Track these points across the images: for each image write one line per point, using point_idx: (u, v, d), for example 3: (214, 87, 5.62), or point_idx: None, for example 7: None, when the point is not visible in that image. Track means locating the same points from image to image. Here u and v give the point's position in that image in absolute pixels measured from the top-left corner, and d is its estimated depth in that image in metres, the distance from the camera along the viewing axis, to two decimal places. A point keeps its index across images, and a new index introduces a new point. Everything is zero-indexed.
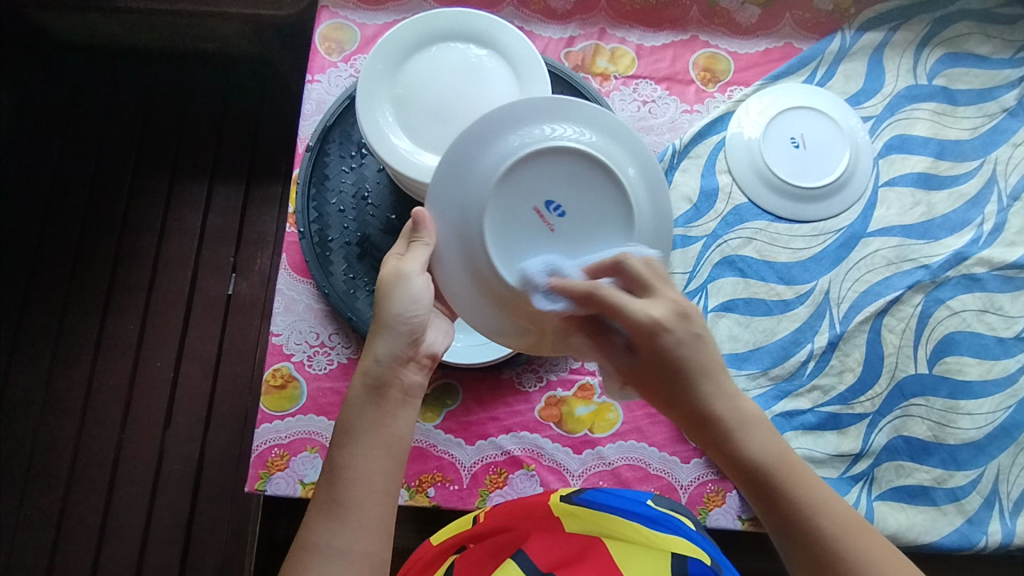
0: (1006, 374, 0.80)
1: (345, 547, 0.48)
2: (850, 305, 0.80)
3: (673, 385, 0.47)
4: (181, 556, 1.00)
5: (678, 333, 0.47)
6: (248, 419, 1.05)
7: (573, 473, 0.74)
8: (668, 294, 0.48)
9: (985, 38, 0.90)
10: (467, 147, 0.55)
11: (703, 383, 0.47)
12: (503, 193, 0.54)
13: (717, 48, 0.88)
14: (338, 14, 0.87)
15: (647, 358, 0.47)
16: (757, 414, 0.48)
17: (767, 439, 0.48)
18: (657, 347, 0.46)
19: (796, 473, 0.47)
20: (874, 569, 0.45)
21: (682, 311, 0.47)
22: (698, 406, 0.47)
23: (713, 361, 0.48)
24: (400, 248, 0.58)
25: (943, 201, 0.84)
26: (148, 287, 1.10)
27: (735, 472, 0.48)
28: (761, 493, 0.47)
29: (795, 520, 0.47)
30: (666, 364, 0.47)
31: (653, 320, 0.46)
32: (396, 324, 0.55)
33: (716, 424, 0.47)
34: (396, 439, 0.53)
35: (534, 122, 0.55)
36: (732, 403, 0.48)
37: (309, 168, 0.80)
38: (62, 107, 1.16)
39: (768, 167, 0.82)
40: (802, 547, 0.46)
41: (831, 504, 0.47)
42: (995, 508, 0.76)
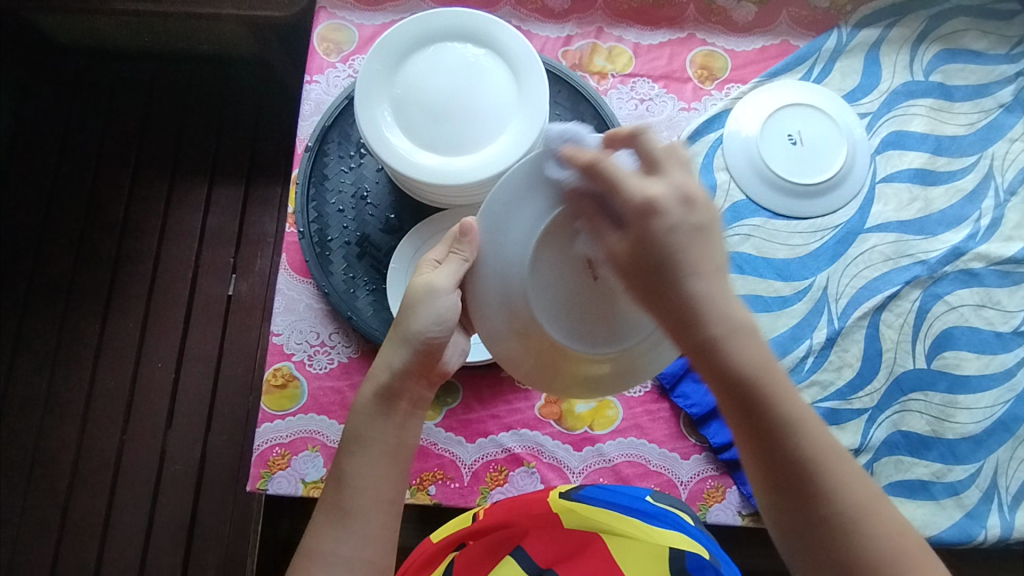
0: (1004, 368, 0.80)
1: (350, 555, 0.49)
2: (848, 301, 0.80)
3: (663, 277, 0.45)
4: (183, 556, 1.00)
5: (673, 216, 0.45)
6: (249, 420, 1.05)
7: (573, 470, 0.74)
8: (678, 176, 0.47)
9: (981, 34, 0.90)
10: (527, 179, 0.51)
11: (692, 281, 0.44)
12: (551, 236, 0.50)
13: (714, 46, 0.89)
14: (336, 15, 0.87)
15: (638, 244, 0.45)
16: (750, 323, 0.45)
17: (754, 353, 0.45)
18: (648, 228, 0.45)
19: (782, 389, 0.46)
20: (845, 495, 0.45)
21: (685, 196, 0.46)
22: (685, 302, 0.45)
23: (711, 256, 0.45)
24: (437, 255, 0.57)
25: (941, 196, 0.84)
26: (148, 289, 1.10)
27: (717, 384, 0.45)
28: (744, 407, 0.45)
29: (772, 438, 0.45)
30: (658, 250, 0.45)
31: (648, 199, 0.45)
32: (416, 339, 0.55)
33: (701, 328, 0.45)
34: (403, 448, 0.54)
35: (607, 164, 0.51)
36: (719, 306, 0.45)
37: (309, 169, 0.80)
38: (61, 110, 1.16)
39: (766, 164, 0.83)
40: (774, 470, 0.46)
41: (811, 420, 0.46)
42: (993, 502, 0.77)
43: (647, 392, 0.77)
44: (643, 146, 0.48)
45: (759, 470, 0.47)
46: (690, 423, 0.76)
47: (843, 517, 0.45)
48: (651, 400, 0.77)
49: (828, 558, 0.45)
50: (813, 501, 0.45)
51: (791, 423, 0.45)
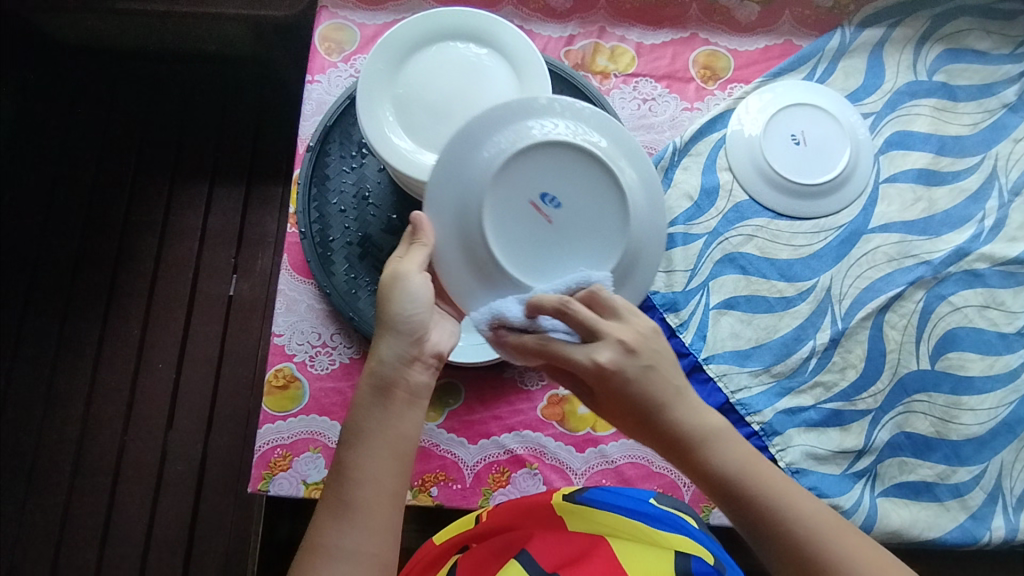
0: (1008, 369, 0.80)
1: (354, 548, 0.48)
2: (852, 302, 0.80)
3: (636, 415, 0.48)
4: (184, 558, 1.00)
5: (627, 371, 0.47)
6: (251, 421, 1.05)
7: (576, 471, 0.74)
8: (616, 330, 0.48)
9: (985, 34, 0.90)
10: (469, 137, 0.56)
11: (666, 413, 0.48)
12: (499, 184, 0.54)
13: (717, 46, 0.88)
14: (337, 15, 0.87)
15: (606, 395, 0.49)
16: (725, 428, 0.49)
17: (735, 454, 0.48)
18: (610, 389, 0.48)
19: (773, 484, 0.47)
20: (864, 573, 0.44)
21: (629, 346, 0.48)
22: (665, 426, 0.48)
23: (667, 385, 0.48)
24: (399, 250, 0.57)
25: (944, 197, 0.84)
26: (149, 289, 1.10)
27: (713, 489, 0.48)
28: (743, 509, 0.47)
29: (777, 531, 0.46)
30: (625, 402, 0.48)
31: (599, 365, 0.47)
32: (397, 325, 0.53)
33: (685, 447, 0.48)
34: (404, 439, 0.51)
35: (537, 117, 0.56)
36: (695, 423, 0.48)
37: (310, 169, 0.79)
38: (61, 110, 1.16)
39: (769, 164, 0.82)
40: (791, 561, 0.45)
41: (814, 518, 0.46)
42: (998, 504, 0.76)
43: None
44: (571, 315, 0.48)
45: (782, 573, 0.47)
46: None
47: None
48: None
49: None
50: None
51: (786, 523, 0.46)
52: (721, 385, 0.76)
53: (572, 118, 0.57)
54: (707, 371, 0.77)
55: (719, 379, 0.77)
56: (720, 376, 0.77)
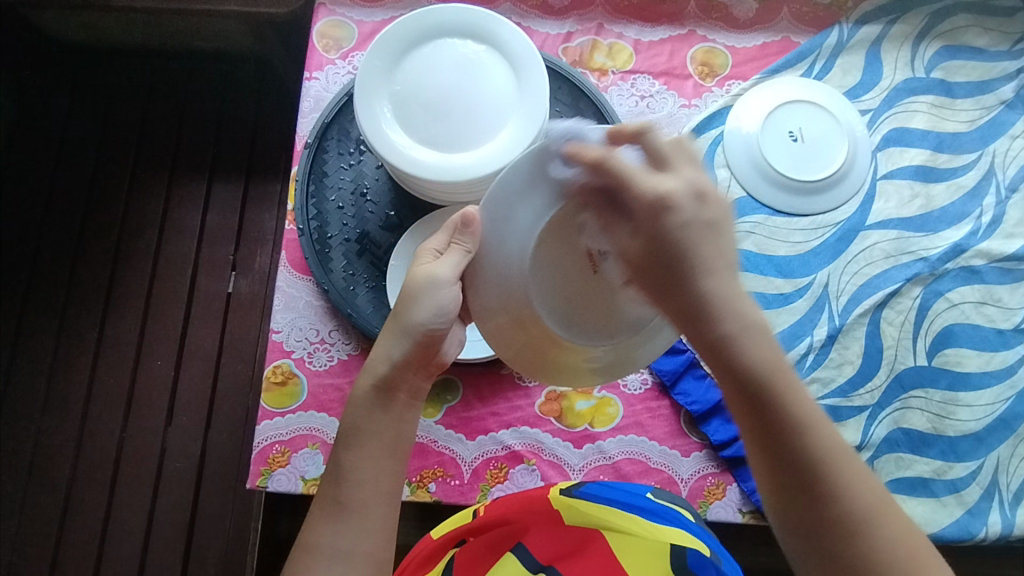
0: (1005, 365, 0.80)
1: (349, 548, 0.49)
2: (849, 298, 0.80)
3: (670, 272, 0.45)
4: (183, 554, 1.00)
5: (686, 213, 0.45)
6: (249, 417, 1.05)
7: (574, 467, 0.74)
8: (685, 174, 0.47)
9: (982, 30, 0.90)
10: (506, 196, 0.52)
11: (704, 277, 0.44)
12: (551, 231, 0.50)
13: (715, 43, 0.88)
14: (335, 11, 0.87)
15: (650, 234, 0.45)
16: (760, 321, 0.45)
17: (764, 350, 0.45)
18: (661, 224, 0.45)
19: (789, 391, 0.45)
20: (853, 494, 0.45)
21: (701, 194, 0.46)
22: (696, 297, 0.45)
23: (724, 251, 0.45)
24: (438, 244, 0.55)
25: (941, 193, 0.84)
26: (147, 285, 1.10)
27: (725, 379, 0.45)
28: (751, 404, 0.45)
29: (774, 427, 0.45)
30: (671, 240, 0.45)
31: (665, 194, 0.45)
32: (417, 330, 0.53)
33: (716, 325, 0.45)
34: (400, 442, 0.52)
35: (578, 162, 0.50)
36: (734, 304, 0.45)
37: (308, 165, 0.80)
38: (60, 106, 1.16)
39: (768, 161, 0.82)
40: (780, 470, 0.45)
41: (818, 418, 0.45)
42: (994, 499, 0.76)
43: (647, 389, 0.77)
44: (650, 142, 0.48)
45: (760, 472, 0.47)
46: (691, 420, 0.76)
47: (852, 519, 0.44)
48: (651, 398, 0.77)
49: (837, 560, 0.45)
50: (816, 497, 0.45)
51: (790, 428, 0.45)
52: None
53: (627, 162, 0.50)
54: (703, 367, 0.77)
55: None
56: None
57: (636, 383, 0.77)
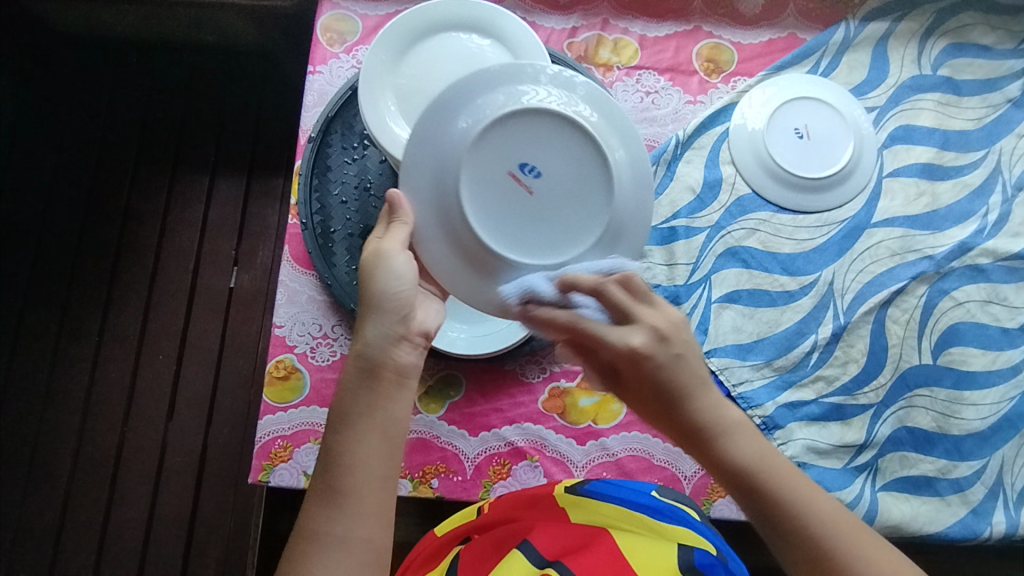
0: (1011, 364, 0.80)
1: (345, 534, 0.48)
2: (854, 296, 0.80)
3: (661, 403, 0.49)
4: (184, 549, 1.00)
5: (658, 357, 0.48)
6: (251, 413, 1.05)
7: (577, 464, 0.74)
8: (649, 316, 0.50)
9: (989, 28, 0.89)
10: (430, 124, 0.54)
11: (688, 403, 0.49)
12: (478, 153, 0.53)
13: (720, 39, 0.88)
14: (339, 5, 0.87)
15: (632, 378, 0.50)
16: (741, 422, 0.50)
17: (752, 448, 0.49)
18: (638, 372, 0.49)
19: (785, 480, 0.48)
20: (874, 572, 0.45)
21: (661, 333, 0.49)
22: (687, 420, 0.49)
23: (695, 374, 0.49)
24: (379, 231, 0.56)
25: (947, 191, 0.84)
26: (150, 280, 1.10)
27: (727, 484, 0.49)
28: (753, 503, 0.48)
29: (779, 520, 0.47)
30: (650, 382, 0.49)
31: (632, 348, 0.48)
32: (384, 304, 0.52)
33: (704, 441, 0.49)
34: (392, 422, 0.51)
35: (494, 88, 0.54)
36: (714, 418, 0.49)
37: (312, 159, 0.79)
38: (63, 99, 1.15)
39: (773, 158, 0.82)
40: (800, 559, 0.47)
41: (823, 510, 0.47)
42: (998, 499, 0.76)
43: None
44: (608, 297, 0.50)
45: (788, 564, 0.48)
46: None
47: None
48: None
49: None
50: None
51: (796, 517, 0.47)
52: (724, 378, 0.76)
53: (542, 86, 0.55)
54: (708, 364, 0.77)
55: (721, 373, 0.76)
56: (721, 369, 0.77)
57: None
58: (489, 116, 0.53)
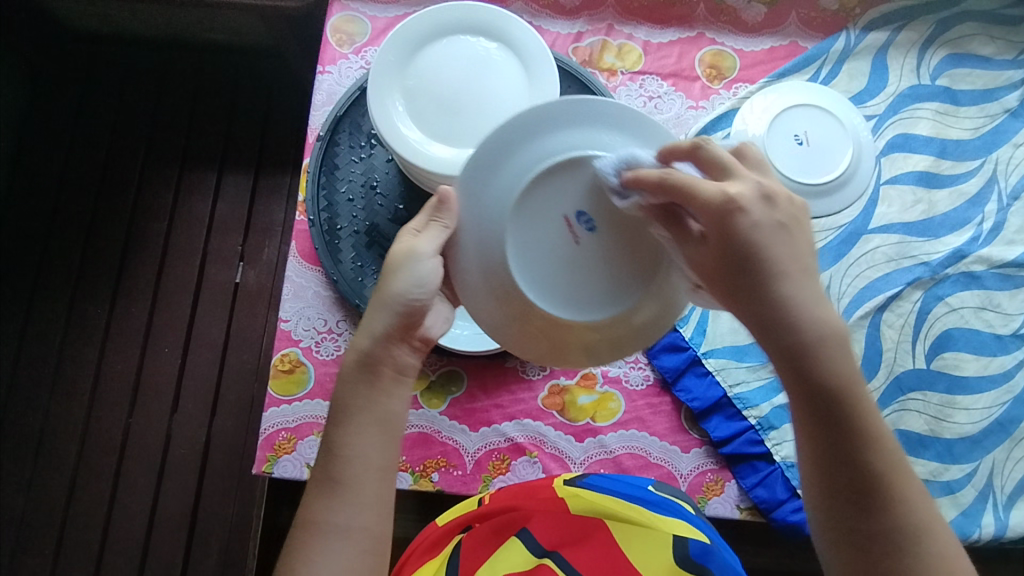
0: (1003, 370, 0.81)
1: (347, 525, 0.49)
2: (850, 300, 0.81)
3: (741, 275, 0.44)
4: (187, 537, 1.01)
5: (756, 213, 0.44)
6: (254, 406, 1.06)
7: (575, 460, 0.75)
8: (754, 176, 0.47)
9: (988, 39, 0.91)
10: (511, 137, 0.52)
11: (779, 283, 0.44)
12: (528, 201, 0.52)
13: (723, 46, 0.90)
14: (349, 7, 0.88)
15: (717, 239, 0.45)
16: (841, 329, 0.45)
17: (844, 359, 0.45)
18: (728, 226, 0.44)
19: (864, 397, 0.45)
20: (910, 510, 0.44)
21: (766, 194, 0.46)
22: (775, 305, 0.44)
23: (796, 254, 0.45)
24: (417, 224, 0.55)
25: (944, 199, 0.85)
26: (157, 273, 1.12)
27: (801, 389, 0.45)
28: (828, 412, 0.44)
29: (843, 431, 0.44)
30: (744, 247, 0.44)
31: (730, 196, 0.44)
32: (397, 303, 0.52)
33: (790, 334, 0.44)
34: (391, 418, 0.52)
35: (579, 126, 0.52)
36: (813, 308, 0.44)
37: (320, 157, 0.81)
38: (75, 94, 1.17)
39: (774, 163, 0.81)
40: (836, 468, 0.45)
41: (883, 433, 0.45)
42: (988, 501, 0.77)
43: (649, 385, 0.78)
44: (706, 153, 0.48)
45: (813, 474, 0.46)
46: (691, 416, 0.77)
47: (907, 532, 0.44)
48: (653, 394, 0.78)
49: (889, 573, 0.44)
50: (880, 505, 0.44)
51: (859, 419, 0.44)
52: (720, 379, 0.78)
53: (609, 128, 0.52)
54: (705, 365, 0.78)
55: (718, 373, 0.78)
56: (717, 370, 0.78)
57: (638, 379, 0.78)
58: (559, 158, 0.51)
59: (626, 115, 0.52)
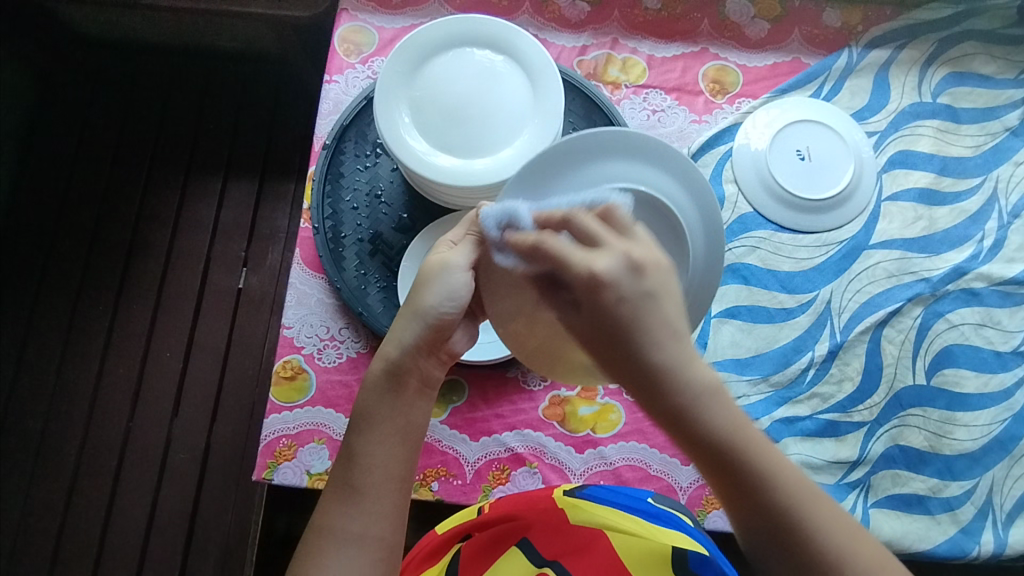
0: (1003, 388, 0.81)
1: (361, 531, 0.50)
2: (851, 315, 0.81)
3: (618, 347, 0.44)
4: (185, 543, 1.01)
5: (622, 287, 0.43)
6: (254, 412, 1.06)
7: (574, 471, 0.75)
8: (625, 244, 0.45)
9: (990, 58, 0.92)
10: (556, 161, 0.53)
11: (651, 351, 0.43)
12: (573, 223, 0.53)
13: (727, 61, 0.90)
14: (357, 17, 0.89)
15: (592, 317, 0.44)
16: (715, 383, 0.44)
17: (725, 413, 0.44)
18: (596, 300, 0.44)
19: (756, 446, 0.45)
20: (829, 535, 0.45)
21: (634, 263, 0.44)
22: (643, 373, 0.44)
23: (665, 318, 0.44)
24: (454, 237, 0.57)
25: (945, 216, 0.86)
26: (160, 278, 1.12)
27: (693, 449, 0.45)
28: (722, 471, 0.45)
29: (739, 488, 0.45)
30: (613, 319, 0.43)
31: (595, 274, 0.43)
32: (428, 315, 0.53)
33: (670, 399, 0.44)
34: (413, 428, 0.53)
35: (622, 159, 0.55)
36: (686, 373, 0.43)
37: (325, 166, 0.81)
38: (82, 98, 1.18)
39: (775, 179, 0.84)
40: (750, 522, 0.45)
41: (787, 473, 0.45)
42: (988, 519, 0.77)
43: None
44: (580, 225, 0.46)
45: (738, 525, 0.47)
46: None
47: (831, 559, 0.44)
48: None
49: None
50: (795, 546, 0.44)
51: (757, 477, 0.44)
52: None
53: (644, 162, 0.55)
54: None
55: None
56: None
57: None
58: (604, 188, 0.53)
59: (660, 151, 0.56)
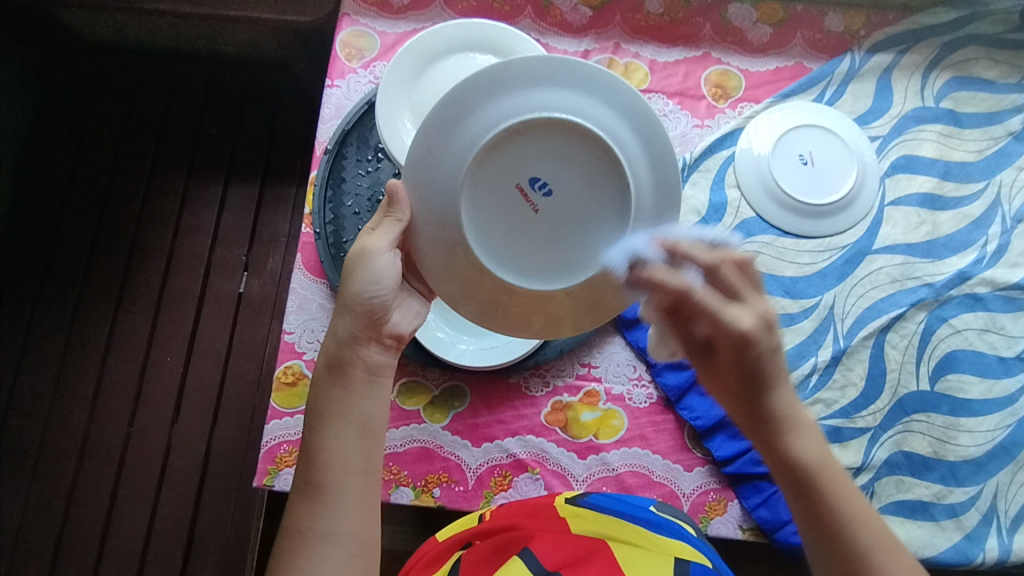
0: (1006, 393, 0.81)
1: (329, 529, 0.49)
2: (854, 321, 0.81)
3: (742, 380, 0.52)
4: (185, 549, 1.01)
5: (760, 340, 0.51)
6: (256, 417, 1.06)
7: (577, 477, 0.75)
8: (755, 303, 0.53)
9: (992, 63, 0.91)
10: (444, 121, 0.52)
11: (771, 389, 0.52)
12: (479, 174, 0.52)
13: (728, 65, 0.90)
14: (358, 22, 0.89)
15: (723, 356, 0.52)
16: (812, 424, 0.53)
17: (818, 450, 0.52)
18: (732, 346, 0.51)
19: (845, 488, 0.51)
20: None
21: (766, 322, 0.52)
22: (764, 405, 0.52)
23: (783, 369, 0.52)
24: (373, 222, 0.57)
25: (948, 221, 0.86)
26: (161, 283, 1.12)
27: (786, 476, 0.52)
28: (811, 501, 0.51)
29: (827, 518, 0.50)
30: (740, 361, 0.51)
31: (741, 326, 0.51)
32: (358, 303, 0.55)
33: (777, 429, 0.52)
34: (366, 418, 0.52)
35: (515, 91, 0.51)
36: (789, 411, 0.52)
37: (327, 170, 0.81)
38: (83, 103, 1.18)
39: (778, 183, 0.84)
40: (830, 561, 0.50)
41: (871, 523, 0.50)
42: (992, 525, 0.77)
43: (652, 403, 0.78)
44: (719, 276, 0.53)
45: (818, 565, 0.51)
46: (695, 435, 0.77)
47: None
48: (656, 412, 0.78)
49: None
50: None
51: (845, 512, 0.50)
52: None
53: (539, 85, 0.51)
54: None
55: None
56: None
57: (641, 397, 0.78)
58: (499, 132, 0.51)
59: (561, 67, 0.51)
